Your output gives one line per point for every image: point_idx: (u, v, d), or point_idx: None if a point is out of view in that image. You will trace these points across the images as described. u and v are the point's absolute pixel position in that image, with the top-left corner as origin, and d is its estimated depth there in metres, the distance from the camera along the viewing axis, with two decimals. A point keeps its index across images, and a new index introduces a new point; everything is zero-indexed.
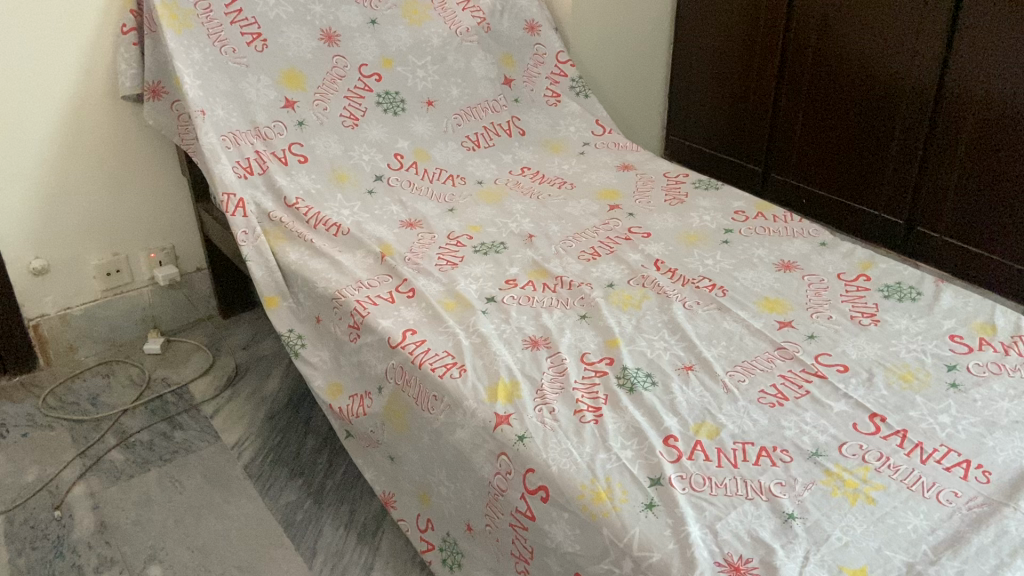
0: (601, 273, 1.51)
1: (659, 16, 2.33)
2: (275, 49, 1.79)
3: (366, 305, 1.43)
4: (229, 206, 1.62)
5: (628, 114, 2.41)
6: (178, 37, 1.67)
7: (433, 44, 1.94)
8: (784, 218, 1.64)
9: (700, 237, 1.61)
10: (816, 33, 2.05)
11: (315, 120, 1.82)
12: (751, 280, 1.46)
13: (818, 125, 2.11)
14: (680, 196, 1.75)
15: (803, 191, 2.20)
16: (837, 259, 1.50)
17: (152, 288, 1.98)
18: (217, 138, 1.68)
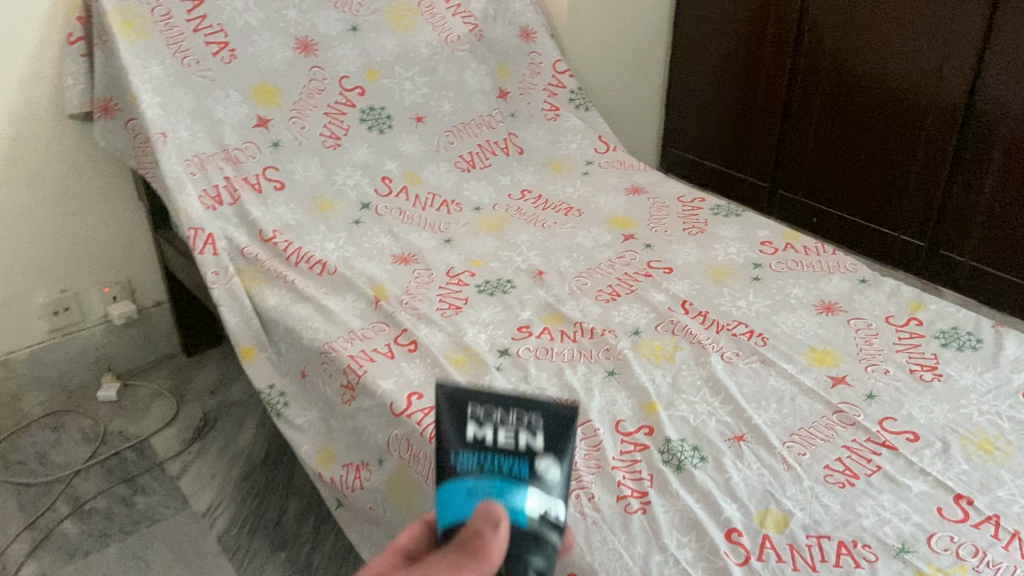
0: (624, 317, 1.35)
1: (657, 22, 2.21)
2: (246, 60, 1.60)
3: (361, 361, 1.25)
4: (196, 241, 1.42)
5: (626, 126, 2.28)
6: (133, 48, 1.48)
7: (421, 54, 1.76)
8: (815, 249, 1.50)
9: (730, 274, 1.45)
10: (831, 44, 1.91)
11: (293, 140, 1.62)
12: (792, 326, 1.31)
13: (831, 142, 1.98)
14: (700, 224, 1.60)
15: (814, 212, 2.08)
16: (882, 298, 1.36)
17: (106, 327, 1.76)
18: (181, 164, 1.48)
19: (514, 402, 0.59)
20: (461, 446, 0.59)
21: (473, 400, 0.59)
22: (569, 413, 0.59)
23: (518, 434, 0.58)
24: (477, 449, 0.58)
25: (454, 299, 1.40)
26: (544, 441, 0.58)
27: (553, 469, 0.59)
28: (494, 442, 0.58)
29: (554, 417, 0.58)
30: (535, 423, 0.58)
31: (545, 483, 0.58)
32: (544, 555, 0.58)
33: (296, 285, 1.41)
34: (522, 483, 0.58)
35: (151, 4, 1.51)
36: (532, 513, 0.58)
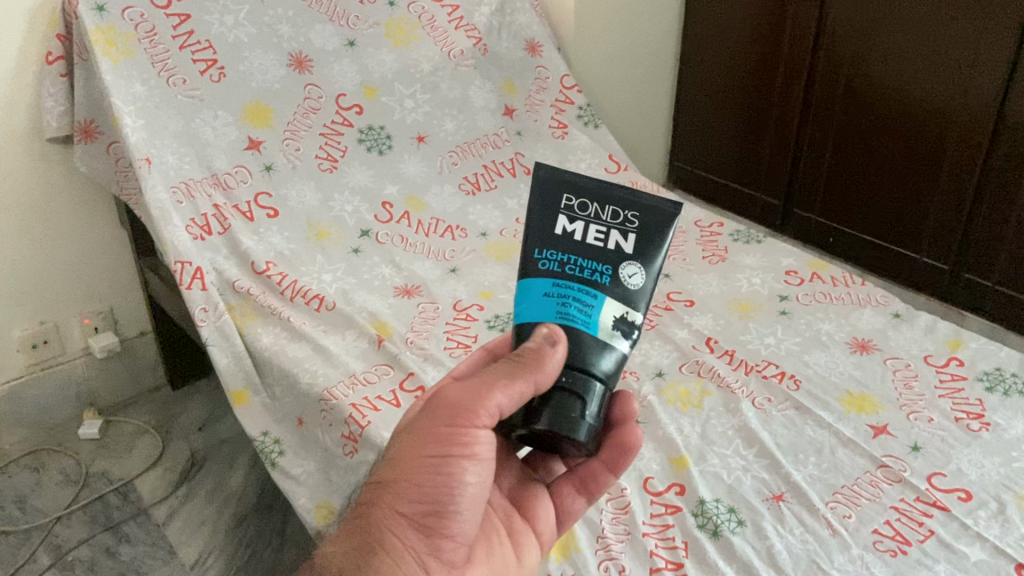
0: (645, 358, 1.27)
1: (663, 32, 2.15)
2: (236, 78, 1.50)
3: (364, 410, 1.15)
4: (184, 276, 1.33)
5: (630, 138, 2.22)
6: (115, 68, 1.38)
7: (422, 69, 1.68)
8: (844, 280, 1.42)
9: (755, 307, 1.37)
10: (849, 59, 1.82)
11: (287, 164, 1.53)
12: (825, 366, 1.23)
13: (848, 160, 1.90)
14: (720, 251, 1.52)
15: (831, 231, 2.00)
16: (918, 335, 1.28)
17: (88, 360, 1.66)
18: (167, 191, 1.38)
19: (611, 200, 0.66)
20: (547, 241, 0.66)
21: (571, 196, 0.67)
22: (671, 212, 0.67)
23: (609, 234, 0.66)
24: (568, 241, 0.66)
25: (462, 337, 1.31)
26: (633, 247, 0.65)
27: (633, 270, 0.65)
28: (583, 238, 0.66)
29: (647, 225, 0.66)
30: (632, 221, 0.66)
31: (626, 278, 0.64)
32: (610, 361, 0.62)
33: (292, 322, 1.32)
34: (602, 284, 0.64)
35: (135, 19, 1.41)
36: (603, 324, 0.63)
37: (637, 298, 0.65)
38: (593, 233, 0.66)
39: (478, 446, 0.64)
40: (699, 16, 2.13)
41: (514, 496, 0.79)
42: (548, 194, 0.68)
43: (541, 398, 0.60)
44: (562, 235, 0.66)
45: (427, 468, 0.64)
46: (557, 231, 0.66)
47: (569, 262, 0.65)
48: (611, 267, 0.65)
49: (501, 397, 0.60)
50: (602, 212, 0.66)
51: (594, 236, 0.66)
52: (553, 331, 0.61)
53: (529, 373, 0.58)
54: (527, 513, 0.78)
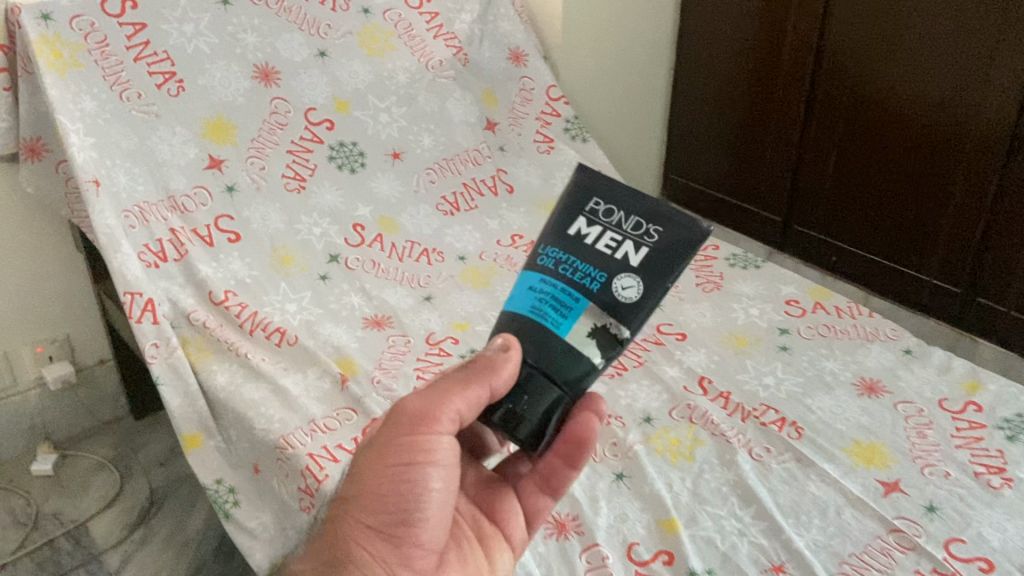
0: (633, 400, 1.16)
1: (657, 39, 2.05)
2: (196, 91, 1.40)
3: (321, 460, 1.04)
4: (134, 308, 1.22)
5: (620, 149, 2.13)
6: (61, 81, 1.27)
7: (398, 81, 1.59)
8: (848, 310, 1.31)
9: (753, 342, 1.26)
10: (854, 68, 1.71)
11: (250, 183, 1.42)
12: (830, 412, 1.12)
13: (852, 175, 1.79)
14: (715, 277, 1.42)
15: (833, 250, 1.89)
16: (931, 375, 1.18)
17: (42, 391, 1.55)
18: (118, 215, 1.27)
19: (637, 212, 0.61)
20: (557, 239, 0.64)
21: (598, 200, 0.63)
22: (699, 238, 0.60)
23: (619, 244, 0.61)
24: (575, 241, 0.63)
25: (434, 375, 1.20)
26: (642, 263, 0.60)
27: (630, 285, 0.60)
28: (593, 242, 0.62)
29: (664, 245, 0.60)
30: (651, 235, 0.61)
31: (619, 292, 0.60)
32: (580, 370, 0.61)
33: (250, 358, 1.21)
34: (588, 290, 0.60)
35: (85, 29, 1.30)
36: (575, 333, 0.61)
37: (629, 312, 0.60)
38: (608, 244, 0.61)
39: (441, 453, 0.64)
40: (693, 22, 2.02)
41: (484, 504, 0.75)
42: (581, 192, 0.65)
43: (499, 398, 0.61)
44: (574, 236, 0.63)
45: (391, 482, 0.63)
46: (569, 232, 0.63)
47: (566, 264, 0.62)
48: (606, 279, 0.60)
49: (457, 404, 0.62)
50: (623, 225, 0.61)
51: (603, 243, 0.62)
52: (508, 339, 0.61)
53: (484, 378, 0.60)
54: (496, 517, 0.75)
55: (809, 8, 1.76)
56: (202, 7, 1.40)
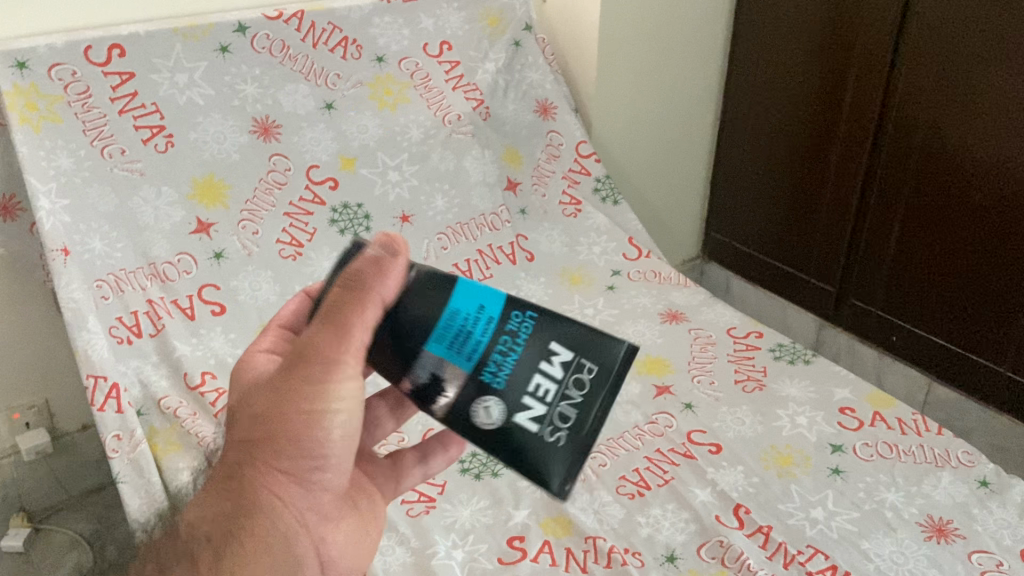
0: (654, 531, 0.99)
1: (702, 88, 1.89)
2: (186, 148, 1.27)
3: None
4: (97, 394, 1.08)
5: (657, 204, 1.97)
6: (34, 138, 1.15)
7: (411, 137, 1.47)
8: (911, 425, 1.13)
9: (800, 462, 1.08)
10: (924, 131, 1.49)
11: (240, 249, 1.30)
12: (891, 561, 0.93)
13: (916, 250, 1.56)
14: (756, 374, 1.26)
15: (892, 328, 1.66)
16: (1010, 516, 0.98)
17: (15, 461, 1.43)
18: (88, 286, 1.15)
19: (581, 420, 0.58)
20: (524, 360, 0.58)
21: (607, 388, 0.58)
22: (556, 463, 0.57)
23: (551, 391, 0.58)
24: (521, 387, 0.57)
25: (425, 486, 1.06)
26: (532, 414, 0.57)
27: (494, 408, 0.57)
28: (544, 372, 0.58)
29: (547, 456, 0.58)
30: (561, 429, 0.58)
31: (482, 420, 0.57)
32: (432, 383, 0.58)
33: (211, 451, 1.04)
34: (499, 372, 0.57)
35: (66, 79, 1.17)
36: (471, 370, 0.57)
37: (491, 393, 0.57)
38: (542, 397, 0.58)
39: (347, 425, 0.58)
40: (744, 70, 1.85)
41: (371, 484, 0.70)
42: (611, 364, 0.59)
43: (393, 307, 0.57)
44: (548, 354, 0.58)
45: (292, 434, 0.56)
46: (554, 342, 0.59)
47: (522, 323, 0.59)
48: (491, 394, 0.57)
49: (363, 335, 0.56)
50: (585, 406, 0.58)
51: (558, 362, 0.58)
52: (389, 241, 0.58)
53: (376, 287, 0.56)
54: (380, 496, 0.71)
55: (874, 61, 1.55)
56: (198, 55, 1.27)
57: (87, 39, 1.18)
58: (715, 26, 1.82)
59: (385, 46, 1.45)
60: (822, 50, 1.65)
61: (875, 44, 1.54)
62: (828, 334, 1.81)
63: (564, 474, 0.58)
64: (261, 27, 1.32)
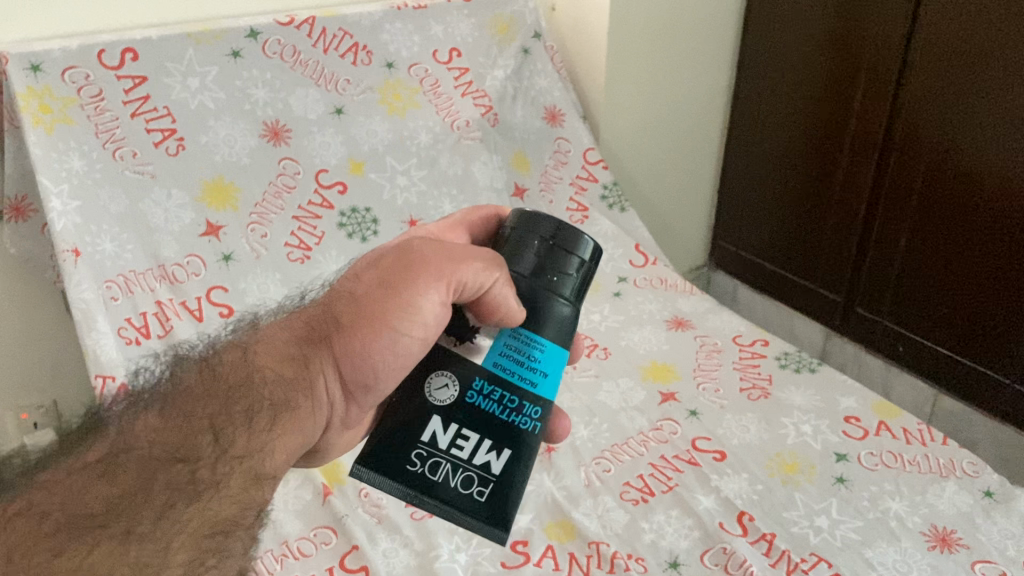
0: (658, 537, 0.99)
1: (709, 96, 1.89)
2: (197, 150, 1.28)
3: None
4: (105, 392, 1.08)
5: (664, 211, 1.97)
6: (47, 139, 1.16)
7: (420, 141, 1.48)
8: (916, 434, 1.13)
9: (805, 470, 1.08)
10: (932, 141, 1.49)
11: (249, 252, 1.31)
12: (894, 570, 0.93)
13: (924, 260, 1.56)
14: (762, 382, 1.26)
15: (898, 338, 1.66)
16: (1014, 526, 0.98)
17: None
18: (98, 287, 1.15)
19: (427, 500, 0.58)
20: (489, 424, 0.59)
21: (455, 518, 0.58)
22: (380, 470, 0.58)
23: (458, 462, 0.59)
24: (450, 422, 0.59)
25: None
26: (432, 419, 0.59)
27: (448, 393, 0.59)
28: (471, 452, 0.59)
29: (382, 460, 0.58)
30: (415, 460, 0.58)
31: (433, 390, 0.59)
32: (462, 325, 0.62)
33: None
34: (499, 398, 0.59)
35: (79, 82, 1.19)
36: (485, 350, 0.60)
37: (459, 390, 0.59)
38: (451, 445, 0.59)
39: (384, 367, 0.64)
40: (753, 80, 1.86)
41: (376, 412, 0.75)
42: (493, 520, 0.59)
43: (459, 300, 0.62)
44: (491, 451, 0.59)
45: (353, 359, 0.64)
46: (500, 464, 0.59)
47: (525, 420, 0.60)
48: (467, 385, 0.59)
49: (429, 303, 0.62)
50: (445, 487, 0.58)
51: (488, 458, 0.59)
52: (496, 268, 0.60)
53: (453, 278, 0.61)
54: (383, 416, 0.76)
55: (883, 71, 1.55)
56: (209, 59, 1.28)
57: (100, 44, 1.20)
58: (723, 36, 1.83)
59: (396, 52, 1.46)
60: (831, 59, 1.65)
61: (884, 54, 1.54)
62: (835, 344, 1.81)
63: (379, 469, 0.58)
64: (273, 32, 1.34)
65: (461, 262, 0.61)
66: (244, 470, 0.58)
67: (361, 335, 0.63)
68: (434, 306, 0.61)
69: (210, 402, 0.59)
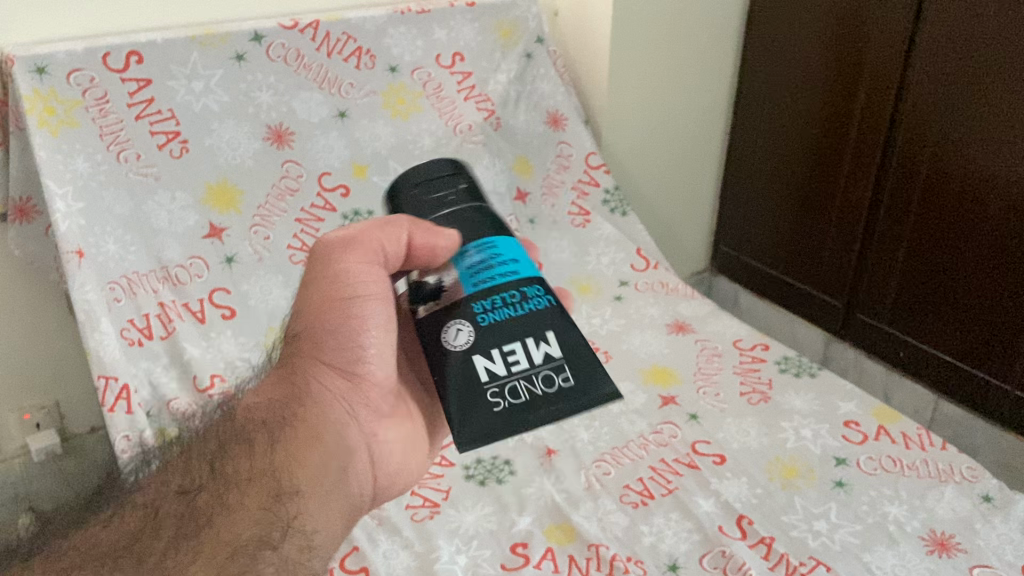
0: (657, 540, 0.99)
1: (711, 102, 1.90)
2: (201, 153, 1.29)
3: None
4: (108, 395, 1.09)
5: (666, 216, 1.97)
6: (52, 141, 1.16)
7: (422, 145, 1.50)
8: (915, 439, 1.13)
9: (805, 474, 1.09)
10: (933, 147, 1.50)
11: (252, 255, 1.32)
12: (893, 574, 0.93)
13: (924, 266, 1.57)
14: (762, 386, 1.26)
15: (898, 344, 1.66)
16: (1013, 531, 0.98)
17: (25, 461, 1.44)
18: (101, 288, 1.16)
19: (533, 419, 0.60)
20: (516, 329, 0.61)
21: (563, 409, 0.61)
22: (468, 430, 0.60)
23: (524, 375, 0.61)
24: (494, 349, 0.61)
25: (430, 491, 1.07)
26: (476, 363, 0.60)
27: (465, 335, 0.60)
28: (529, 360, 0.61)
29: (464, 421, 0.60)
30: (494, 401, 0.60)
31: (448, 341, 0.61)
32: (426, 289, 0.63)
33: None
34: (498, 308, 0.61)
35: (84, 84, 1.19)
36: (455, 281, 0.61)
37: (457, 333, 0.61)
38: (507, 364, 0.61)
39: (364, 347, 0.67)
40: (754, 85, 1.86)
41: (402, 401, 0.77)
42: (589, 384, 0.62)
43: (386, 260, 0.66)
44: (533, 347, 0.61)
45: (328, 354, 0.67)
46: (551, 349, 0.62)
47: (537, 299, 0.62)
48: (473, 322, 0.60)
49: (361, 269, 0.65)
50: (536, 397, 0.61)
51: (543, 351, 0.62)
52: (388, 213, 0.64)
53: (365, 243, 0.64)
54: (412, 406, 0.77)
55: (884, 77, 1.56)
56: (214, 62, 1.29)
57: (105, 46, 1.20)
58: (726, 42, 1.84)
59: (399, 55, 1.47)
60: (832, 65, 1.66)
61: (885, 60, 1.55)
62: (836, 350, 1.81)
63: (473, 431, 0.60)
64: (277, 36, 1.33)
65: (355, 233, 0.65)
66: (260, 489, 0.62)
67: (315, 333, 0.67)
68: (363, 274, 0.65)
69: (206, 444, 0.65)
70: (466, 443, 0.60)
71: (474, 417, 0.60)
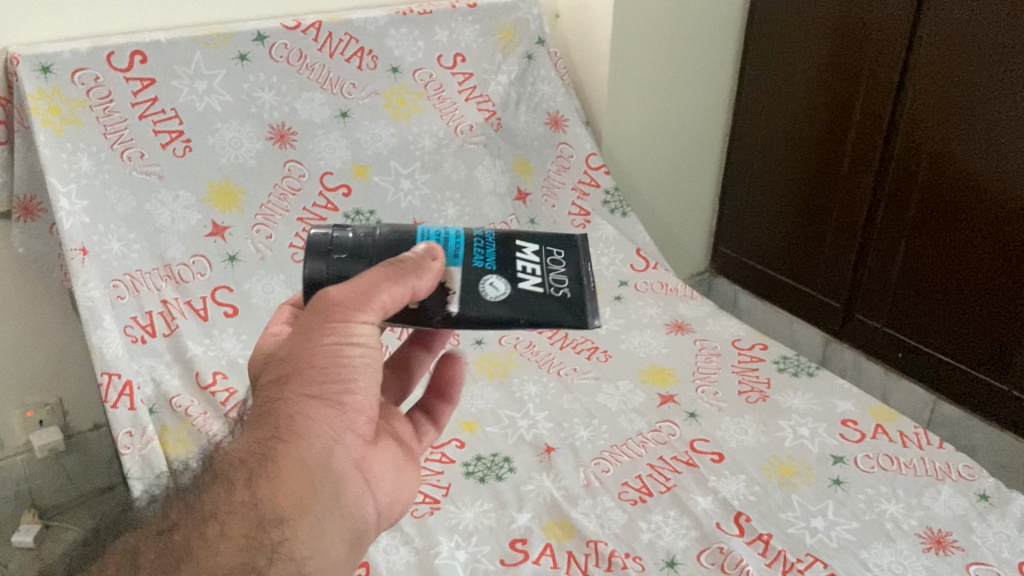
0: (656, 537, 1.00)
1: (711, 104, 1.91)
2: (204, 152, 1.30)
3: None
4: (110, 391, 1.10)
5: (666, 217, 1.98)
6: (57, 140, 1.18)
7: (424, 146, 1.50)
8: (913, 438, 1.14)
9: (802, 473, 1.09)
10: (932, 148, 1.50)
11: (254, 253, 1.33)
12: (889, 571, 0.94)
13: (923, 267, 1.57)
14: (761, 385, 1.27)
15: (898, 344, 1.67)
16: (1010, 529, 0.99)
17: (29, 458, 1.45)
18: (105, 285, 1.18)
19: (585, 277, 0.71)
20: (508, 253, 0.68)
21: (578, 254, 0.72)
22: (580, 320, 0.68)
23: (545, 267, 0.69)
24: (515, 268, 0.68)
25: (430, 488, 1.08)
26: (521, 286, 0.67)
27: (497, 285, 0.66)
28: (532, 256, 0.69)
29: (572, 312, 0.68)
30: (560, 291, 0.68)
31: (490, 294, 0.65)
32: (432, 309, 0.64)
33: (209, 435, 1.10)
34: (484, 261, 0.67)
35: (89, 84, 1.20)
36: (455, 274, 0.65)
37: (480, 294, 0.65)
38: (529, 271, 0.68)
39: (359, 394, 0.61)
40: (754, 88, 1.87)
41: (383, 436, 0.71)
42: (561, 239, 0.73)
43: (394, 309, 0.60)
44: (520, 248, 0.69)
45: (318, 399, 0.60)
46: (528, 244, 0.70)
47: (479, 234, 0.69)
48: (490, 270, 0.66)
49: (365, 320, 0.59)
50: (563, 269, 0.70)
51: (530, 253, 0.70)
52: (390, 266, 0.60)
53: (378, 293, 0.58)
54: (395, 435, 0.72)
55: (883, 78, 1.57)
56: (218, 62, 1.30)
57: (110, 46, 1.21)
58: (726, 44, 1.85)
59: (401, 56, 1.48)
60: (832, 67, 1.67)
61: (884, 61, 1.56)
62: (835, 350, 1.82)
63: (578, 311, 0.68)
64: (280, 36, 1.34)
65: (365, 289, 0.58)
66: (244, 518, 0.57)
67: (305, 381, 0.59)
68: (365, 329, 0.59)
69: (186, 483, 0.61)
70: (581, 319, 0.68)
71: (559, 304, 0.68)
